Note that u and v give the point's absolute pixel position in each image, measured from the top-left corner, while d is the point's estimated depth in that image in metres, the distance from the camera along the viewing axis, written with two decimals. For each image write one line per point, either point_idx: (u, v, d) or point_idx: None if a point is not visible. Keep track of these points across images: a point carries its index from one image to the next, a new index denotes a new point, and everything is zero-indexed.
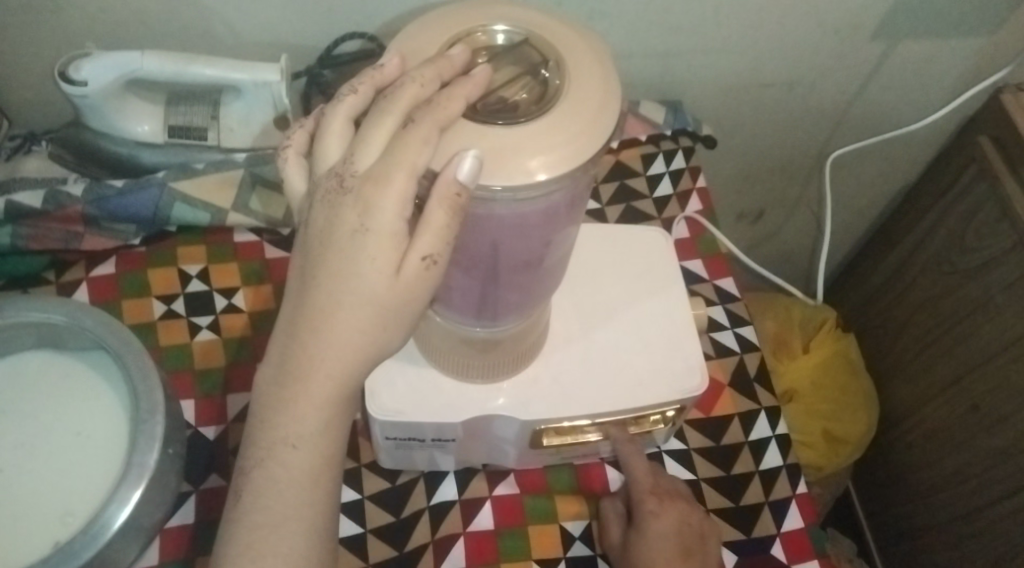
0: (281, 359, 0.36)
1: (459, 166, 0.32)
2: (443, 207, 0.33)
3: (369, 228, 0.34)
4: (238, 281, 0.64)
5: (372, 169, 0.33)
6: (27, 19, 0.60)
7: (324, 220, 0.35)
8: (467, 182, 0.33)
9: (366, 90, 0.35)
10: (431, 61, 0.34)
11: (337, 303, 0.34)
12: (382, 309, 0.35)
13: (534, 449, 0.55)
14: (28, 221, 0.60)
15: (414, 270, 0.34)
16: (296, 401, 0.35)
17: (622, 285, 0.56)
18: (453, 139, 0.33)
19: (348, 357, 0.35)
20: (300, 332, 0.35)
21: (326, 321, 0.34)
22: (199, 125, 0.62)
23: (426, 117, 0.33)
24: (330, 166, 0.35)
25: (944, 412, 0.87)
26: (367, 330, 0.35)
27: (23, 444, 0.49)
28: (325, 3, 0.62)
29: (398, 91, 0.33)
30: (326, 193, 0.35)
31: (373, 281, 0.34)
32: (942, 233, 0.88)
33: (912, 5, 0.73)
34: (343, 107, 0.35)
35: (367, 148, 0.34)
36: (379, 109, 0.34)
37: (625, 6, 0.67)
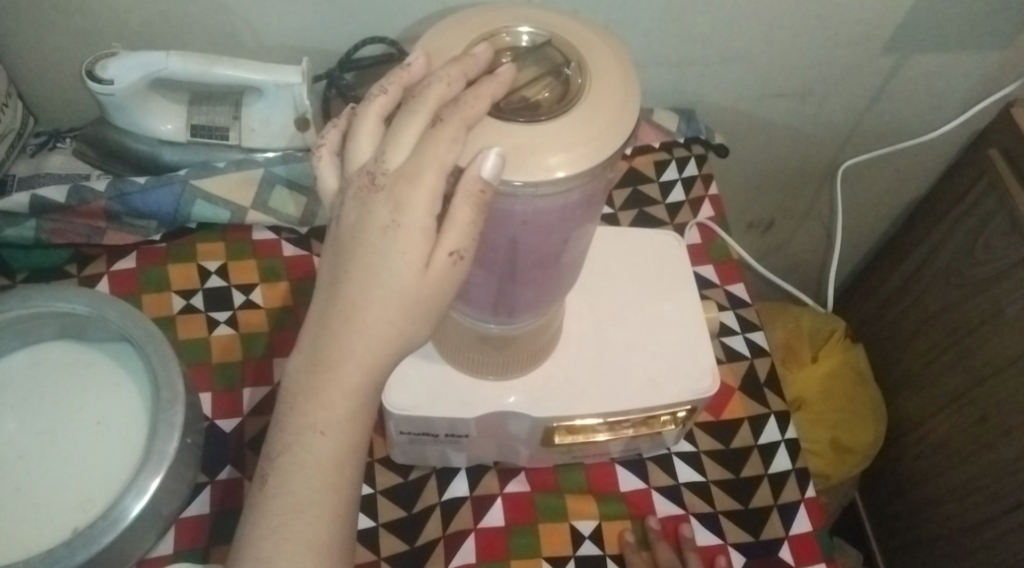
0: (311, 348, 0.37)
1: (482, 165, 0.33)
2: (469, 203, 0.34)
3: (401, 223, 0.34)
4: (257, 278, 0.65)
5: (404, 168, 0.34)
6: (55, 19, 0.62)
7: (355, 216, 0.35)
8: (490, 180, 0.34)
9: (395, 90, 0.36)
10: (456, 60, 0.35)
11: (368, 296, 0.35)
12: (411, 302, 0.35)
13: (546, 447, 0.55)
14: (51, 215, 0.61)
15: (442, 266, 0.35)
16: (326, 390, 0.36)
17: (636, 287, 0.57)
18: (477, 137, 0.34)
19: (376, 348, 0.36)
20: (331, 323, 0.36)
21: (356, 312, 0.35)
22: (220, 125, 0.63)
23: (454, 115, 0.34)
24: (361, 163, 0.36)
25: (952, 423, 0.87)
26: (396, 322, 0.35)
27: (44, 432, 0.50)
28: (347, 7, 0.63)
29: (425, 91, 0.34)
30: (357, 190, 0.36)
31: (403, 275, 0.35)
32: (953, 244, 0.89)
33: (924, 19, 0.74)
34: (373, 107, 0.36)
35: (398, 146, 0.35)
36: (407, 109, 0.35)
37: (641, 14, 0.68)
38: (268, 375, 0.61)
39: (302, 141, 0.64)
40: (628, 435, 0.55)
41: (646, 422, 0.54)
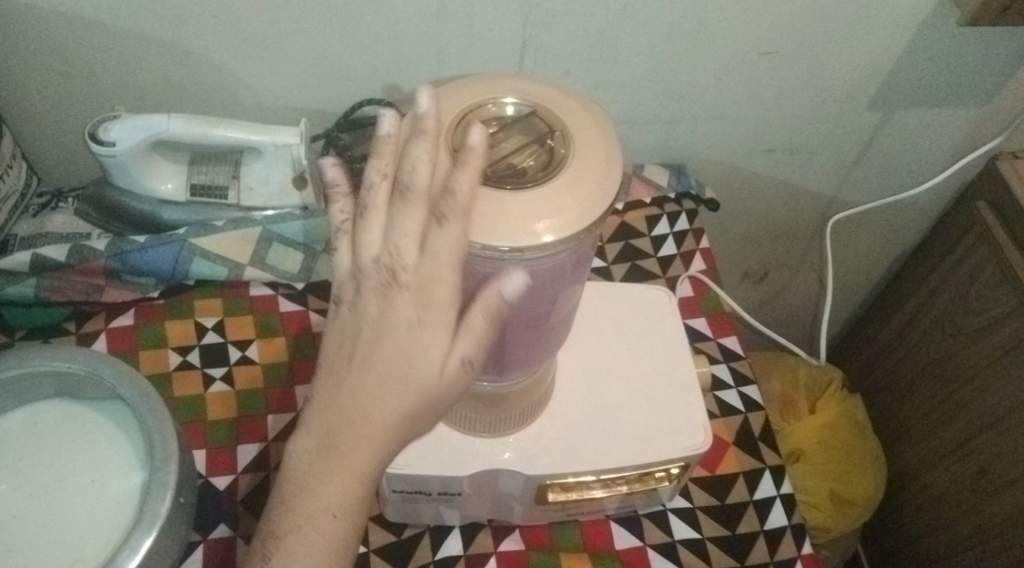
0: (320, 431, 0.37)
1: (506, 284, 0.36)
2: (483, 313, 0.37)
3: (425, 322, 0.36)
4: (254, 334, 0.65)
5: (423, 267, 0.36)
6: (60, 83, 0.64)
7: (376, 311, 0.37)
8: (508, 298, 0.36)
9: (395, 173, 0.37)
10: (441, 141, 0.36)
11: (386, 389, 0.36)
12: (427, 399, 0.37)
13: (540, 505, 0.55)
14: (51, 273, 0.62)
15: (456, 370, 0.37)
16: (337, 472, 0.37)
17: (628, 344, 0.57)
18: (475, 223, 0.35)
19: (385, 435, 0.37)
20: (346, 410, 0.36)
21: (371, 402, 0.36)
22: (220, 184, 0.64)
23: (453, 209, 0.35)
24: (377, 256, 0.37)
25: (952, 476, 0.87)
26: (409, 415, 0.37)
27: (38, 492, 0.50)
28: (345, 70, 0.65)
29: (426, 183, 0.35)
30: (376, 284, 0.37)
31: (424, 373, 0.36)
32: (946, 295, 0.89)
33: (907, 77, 0.76)
34: (379, 195, 0.37)
35: (409, 240, 0.36)
36: (412, 203, 0.36)
37: (630, 74, 0.70)
38: (264, 432, 0.61)
39: (299, 200, 0.65)
40: (622, 492, 0.55)
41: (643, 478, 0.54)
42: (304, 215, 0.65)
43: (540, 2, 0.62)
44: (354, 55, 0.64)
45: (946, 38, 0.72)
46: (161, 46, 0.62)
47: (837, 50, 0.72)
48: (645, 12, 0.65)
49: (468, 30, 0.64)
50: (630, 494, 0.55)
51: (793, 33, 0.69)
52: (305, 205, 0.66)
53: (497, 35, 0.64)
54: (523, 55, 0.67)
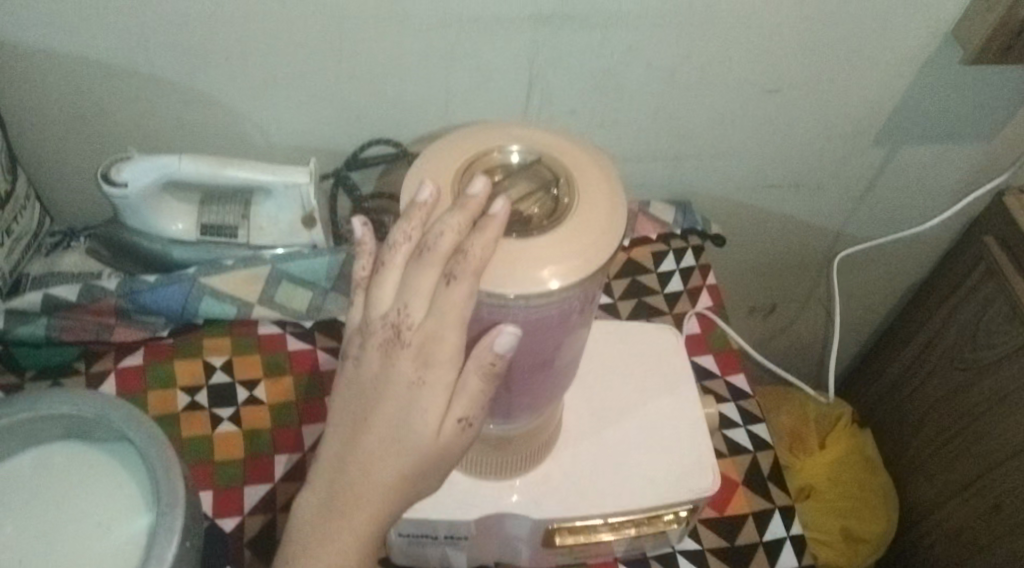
0: (324, 489, 0.38)
1: (497, 340, 0.36)
2: (477, 372, 0.37)
3: (425, 382, 0.37)
4: (261, 373, 0.66)
5: (426, 325, 0.36)
6: (75, 125, 0.65)
7: (378, 368, 0.37)
8: (502, 353, 0.37)
9: (417, 234, 0.37)
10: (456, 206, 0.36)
11: (384, 448, 0.37)
12: (426, 460, 0.37)
13: (547, 548, 0.55)
14: (62, 313, 0.62)
15: (452, 431, 0.38)
16: (337, 533, 0.37)
17: (635, 384, 0.57)
18: (488, 283, 0.35)
19: (384, 495, 0.37)
20: (347, 469, 0.37)
21: (370, 461, 0.37)
22: (230, 224, 0.65)
23: (465, 269, 0.35)
24: (385, 313, 0.37)
25: (966, 512, 0.86)
26: (408, 475, 0.37)
27: (45, 535, 0.50)
28: (355, 111, 0.66)
29: (438, 242, 0.36)
30: (380, 341, 0.37)
31: (421, 434, 0.37)
32: (955, 328, 0.89)
33: (912, 114, 0.77)
34: (398, 256, 0.37)
35: (419, 299, 0.36)
36: (422, 263, 0.36)
37: (636, 113, 0.71)
38: (270, 472, 0.61)
39: (309, 237, 0.66)
40: (629, 535, 0.54)
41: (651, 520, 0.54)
42: (310, 253, 0.66)
43: (547, 45, 0.63)
44: (363, 97, 0.65)
45: (950, 76, 0.73)
46: (175, 88, 0.63)
47: (840, 88, 0.72)
48: (650, 53, 0.66)
49: (476, 72, 0.65)
50: (638, 537, 0.55)
51: (797, 72, 0.70)
52: (315, 243, 0.67)
53: (504, 77, 0.65)
54: (530, 97, 0.68)
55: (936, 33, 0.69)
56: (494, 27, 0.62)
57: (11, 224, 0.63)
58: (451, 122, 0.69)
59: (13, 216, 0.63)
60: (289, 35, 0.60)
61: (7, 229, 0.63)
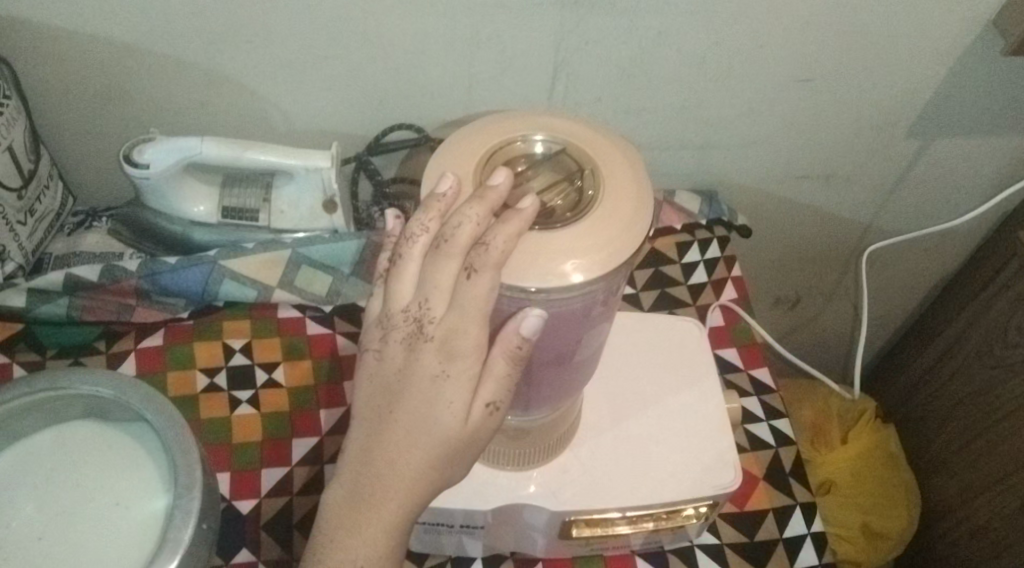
0: (350, 482, 0.37)
1: (522, 324, 0.36)
2: (504, 355, 0.36)
3: (450, 374, 0.36)
4: (281, 357, 0.65)
5: (448, 319, 0.36)
6: (97, 105, 0.65)
7: (401, 362, 0.37)
8: (527, 337, 0.36)
9: (434, 225, 0.36)
10: (479, 196, 0.35)
11: (410, 441, 0.36)
12: (453, 450, 0.37)
13: (564, 539, 0.54)
14: (85, 292, 0.63)
15: (480, 416, 0.37)
16: (365, 525, 0.36)
17: (657, 377, 0.56)
18: (511, 275, 0.34)
19: (413, 488, 0.36)
20: (373, 461, 0.36)
21: (397, 453, 0.36)
22: (251, 207, 0.65)
23: (485, 262, 0.34)
24: (405, 306, 0.37)
25: (992, 510, 0.84)
26: (435, 465, 0.37)
27: (65, 512, 0.50)
28: (377, 95, 0.65)
29: (457, 233, 0.35)
30: (402, 334, 0.37)
31: (447, 423, 0.36)
32: (985, 324, 0.86)
33: (949, 104, 0.74)
34: (417, 245, 0.36)
35: (440, 292, 0.36)
36: (441, 255, 0.35)
37: (662, 100, 0.69)
38: (287, 456, 0.61)
39: (330, 223, 0.66)
40: (647, 529, 0.54)
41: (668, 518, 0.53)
42: (333, 238, 0.66)
43: (573, 30, 0.62)
44: (386, 80, 0.65)
45: (989, 67, 0.71)
46: (197, 70, 0.62)
47: (875, 78, 0.70)
48: (678, 39, 0.64)
49: (500, 55, 0.64)
50: (655, 531, 0.54)
51: (830, 61, 0.68)
52: (335, 228, 0.67)
53: (529, 61, 0.64)
54: (556, 83, 0.66)
55: (977, 21, 0.66)
56: (519, 10, 0.60)
57: (34, 204, 0.63)
58: (474, 107, 0.68)
59: (36, 196, 0.63)
60: (312, 17, 0.59)
61: (29, 209, 0.63)
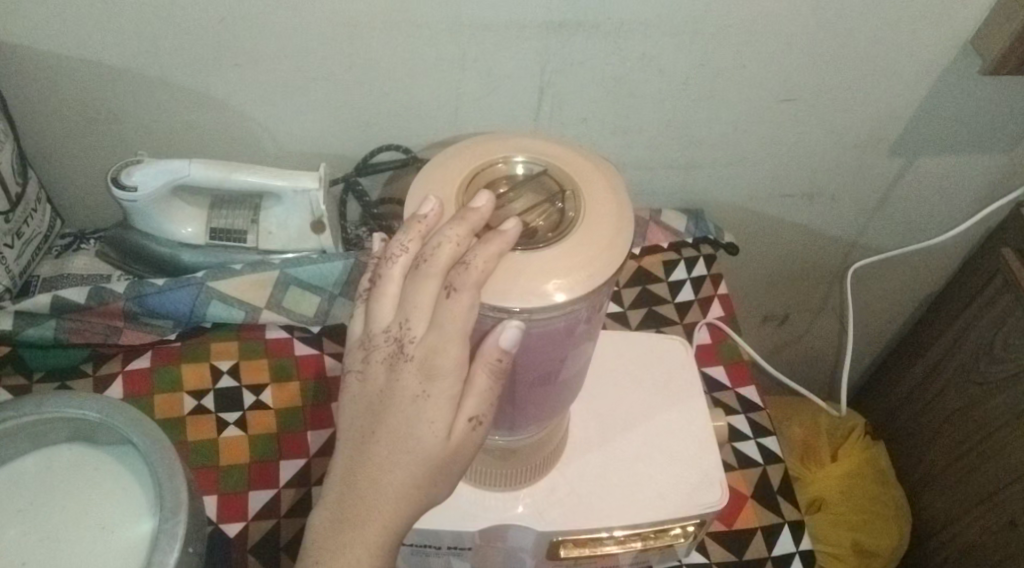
0: (335, 503, 0.37)
1: (502, 336, 0.35)
2: (486, 371, 0.36)
3: (430, 393, 0.36)
4: (268, 377, 0.65)
5: (428, 338, 0.36)
6: (86, 128, 0.65)
7: (383, 382, 0.37)
8: (507, 349, 0.36)
9: (414, 246, 0.36)
10: (459, 217, 0.35)
11: (393, 460, 0.36)
12: (436, 468, 0.37)
13: (552, 560, 0.54)
14: (72, 315, 0.63)
15: (462, 431, 0.37)
16: (349, 546, 0.36)
17: (643, 396, 0.57)
18: (490, 294, 0.35)
19: (396, 507, 0.36)
20: (357, 482, 0.36)
21: (380, 473, 0.36)
22: (239, 228, 0.65)
23: (465, 282, 0.34)
24: (386, 326, 0.37)
25: (983, 526, 0.84)
26: (418, 484, 0.36)
27: (50, 538, 0.50)
28: (367, 117, 0.66)
29: (435, 254, 0.35)
30: (383, 355, 0.37)
31: (429, 441, 0.36)
32: (972, 341, 0.87)
33: (931, 124, 0.75)
34: (396, 266, 0.36)
35: (420, 313, 0.36)
36: (421, 275, 0.36)
37: (647, 121, 0.70)
38: (274, 478, 0.61)
39: (317, 243, 0.66)
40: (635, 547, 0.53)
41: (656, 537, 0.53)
42: (320, 259, 0.66)
43: (559, 51, 0.63)
44: (374, 102, 0.65)
45: (968, 87, 0.72)
46: (187, 92, 0.63)
47: (857, 97, 0.72)
48: (663, 60, 0.65)
49: (487, 78, 0.64)
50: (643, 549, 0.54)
51: (813, 81, 0.69)
52: (323, 249, 0.67)
53: (516, 84, 0.65)
54: (542, 104, 0.67)
55: (956, 42, 0.68)
56: (507, 34, 0.61)
57: (22, 226, 0.64)
58: (462, 129, 0.68)
59: (23, 218, 0.64)
60: (300, 39, 0.60)
61: (17, 231, 0.63)
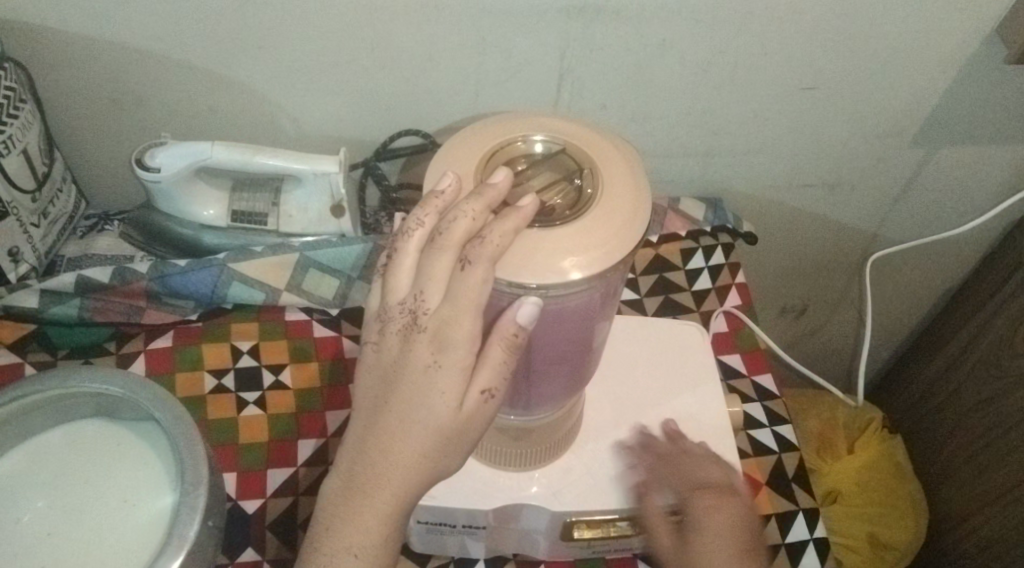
0: (346, 471, 0.37)
1: (519, 311, 0.36)
2: (501, 344, 0.36)
3: (442, 363, 0.36)
4: (287, 358, 0.66)
5: (441, 311, 0.36)
6: (111, 111, 0.66)
7: (397, 353, 0.37)
8: (524, 325, 0.36)
9: (430, 220, 0.36)
10: (477, 192, 0.36)
11: (405, 429, 0.36)
12: (446, 438, 0.37)
13: (565, 541, 0.54)
14: (95, 294, 0.64)
15: (475, 403, 0.37)
16: (360, 513, 0.37)
17: (658, 380, 0.57)
18: (507, 268, 0.35)
19: (406, 476, 0.37)
20: (369, 450, 0.37)
21: (391, 443, 0.36)
22: (260, 211, 0.66)
23: (480, 255, 0.34)
24: (401, 299, 0.37)
25: (1002, 521, 0.83)
26: (429, 454, 0.37)
27: (73, 510, 0.51)
28: (386, 101, 0.67)
29: (451, 227, 0.35)
30: (397, 327, 0.37)
31: (441, 412, 0.36)
32: (992, 334, 0.86)
33: (954, 114, 0.75)
34: (412, 240, 0.37)
35: (434, 285, 0.36)
36: (436, 247, 0.36)
37: (666, 109, 0.70)
38: (292, 457, 0.61)
39: (337, 227, 0.67)
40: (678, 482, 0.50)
41: (699, 489, 0.50)
42: (339, 242, 0.66)
43: (579, 37, 0.63)
44: (394, 86, 0.65)
45: (993, 76, 0.71)
46: (209, 76, 0.64)
47: (878, 86, 0.71)
48: (683, 47, 0.65)
49: (506, 63, 0.64)
50: (687, 483, 0.50)
51: (834, 70, 0.69)
52: (343, 233, 0.68)
53: (535, 69, 0.65)
54: (560, 90, 0.67)
55: (980, 31, 0.67)
56: (526, 20, 0.61)
57: (48, 206, 0.65)
58: (480, 114, 0.68)
59: (49, 198, 0.65)
60: (321, 23, 0.60)
61: (43, 211, 0.64)
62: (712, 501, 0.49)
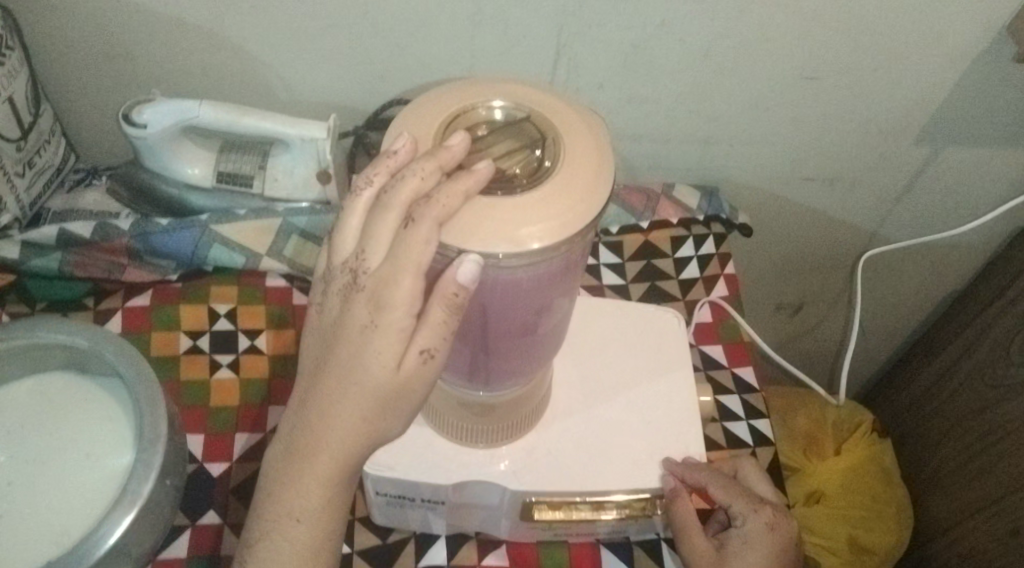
0: (292, 433, 0.38)
1: (459, 271, 0.34)
2: (442, 307, 0.35)
3: (378, 324, 0.35)
4: (263, 324, 0.66)
5: (381, 270, 0.35)
6: (103, 64, 0.66)
7: (337, 313, 0.37)
8: (465, 285, 0.34)
9: (380, 180, 0.36)
10: (431, 153, 0.35)
11: (342, 391, 0.36)
12: (385, 399, 0.36)
13: (526, 522, 0.53)
14: (77, 248, 0.64)
15: (413, 364, 0.36)
16: (302, 475, 0.38)
17: (631, 365, 0.56)
18: (452, 235, 0.34)
19: (348, 439, 0.37)
20: (311, 415, 0.37)
21: (329, 404, 0.37)
22: (246, 173, 0.65)
23: (425, 214, 0.34)
24: (345, 258, 0.37)
25: (984, 532, 0.83)
26: (368, 416, 0.37)
27: (33, 461, 0.51)
28: (379, 69, 0.66)
29: (399, 186, 0.35)
30: (340, 286, 0.37)
31: (377, 373, 0.36)
32: (989, 343, 0.84)
33: (960, 113, 0.73)
34: (362, 198, 0.36)
35: (377, 245, 0.35)
36: (383, 205, 0.35)
37: (664, 92, 0.69)
38: (263, 423, 0.61)
39: (321, 194, 0.66)
40: (740, 501, 0.54)
41: (763, 506, 0.54)
42: (319, 210, 0.66)
43: (575, 14, 0.62)
44: (385, 53, 0.65)
45: (1001, 76, 0.69)
46: (201, 33, 0.63)
47: (882, 80, 0.69)
48: (681, 30, 0.64)
49: (502, 34, 0.63)
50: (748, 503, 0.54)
51: (836, 60, 0.67)
52: (326, 200, 0.66)
53: (530, 43, 0.64)
54: (556, 67, 0.66)
55: (990, 30, 0.65)
56: None
57: (34, 156, 0.64)
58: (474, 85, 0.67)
59: (36, 148, 0.64)
60: None
61: (29, 161, 0.64)
62: (773, 520, 0.53)
